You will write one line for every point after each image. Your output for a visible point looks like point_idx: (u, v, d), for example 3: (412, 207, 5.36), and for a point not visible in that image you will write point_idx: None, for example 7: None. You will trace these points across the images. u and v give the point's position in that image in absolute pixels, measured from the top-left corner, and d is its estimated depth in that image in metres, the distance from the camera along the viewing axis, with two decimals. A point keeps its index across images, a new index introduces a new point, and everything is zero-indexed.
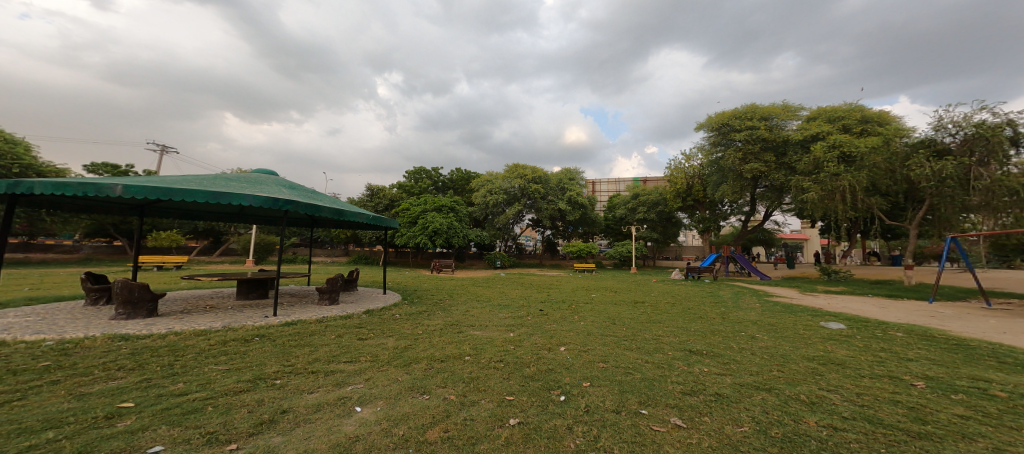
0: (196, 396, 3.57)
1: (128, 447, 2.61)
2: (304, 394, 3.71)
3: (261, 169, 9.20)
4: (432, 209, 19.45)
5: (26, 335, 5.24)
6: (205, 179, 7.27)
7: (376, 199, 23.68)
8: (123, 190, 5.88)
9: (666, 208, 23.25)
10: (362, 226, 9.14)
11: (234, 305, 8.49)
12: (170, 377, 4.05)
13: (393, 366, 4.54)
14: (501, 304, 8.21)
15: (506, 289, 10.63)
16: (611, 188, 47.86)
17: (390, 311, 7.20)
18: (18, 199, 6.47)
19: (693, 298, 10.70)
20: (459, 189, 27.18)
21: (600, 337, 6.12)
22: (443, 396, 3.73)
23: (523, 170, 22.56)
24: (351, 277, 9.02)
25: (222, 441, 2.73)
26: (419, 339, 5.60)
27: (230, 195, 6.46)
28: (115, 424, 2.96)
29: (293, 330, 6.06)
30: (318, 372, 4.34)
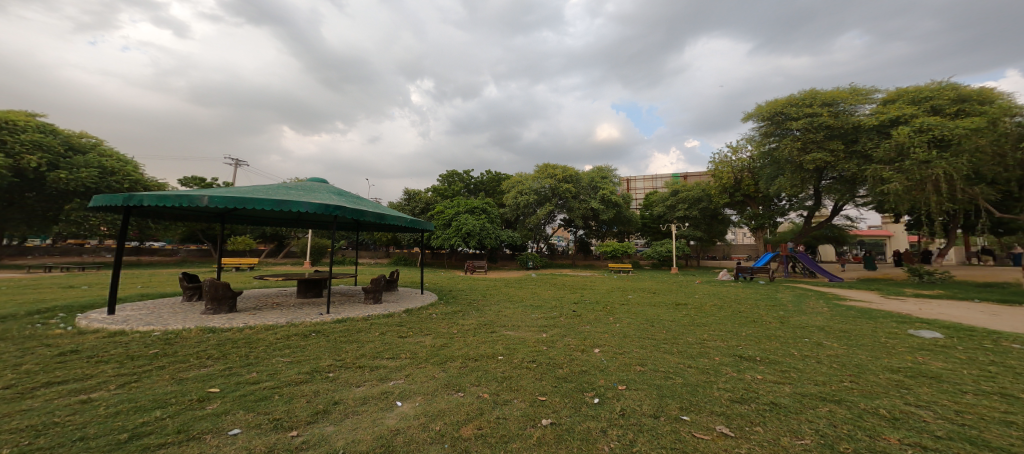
0: (266, 384, 4.01)
1: (214, 428, 3.00)
2: (352, 387, 4.01)
3: (314, 178, 10.00)
4: (465, 211, 19.89)
5: (136, 327, 6.10)
6: (270, 189, 8.07)
7: (414, 203, 24.62)
8: (207, 200, 6.68)
9: (709, 204, 21.91)
10: (401, 229, 9.58)
11: (294, 302, 9.27)
12: (245, 366, 4.56)
13: (431, 364, 4.75)
14: (534, 304, 8.22)
15: (539, 289, 10.63)
16: (646, 186, 45.98)
17: (429, 311, 7.50)
18: (131, 210, 7.58)
19: (742, 301, 10.00)
20: (491, 191, 27.59)
21: (638, 340, 5.96)
22: (477, 395, 3.84)
23: (555, 169, 22.35)
24: (394, 278, 9.52)
25: (286, 427, 3.05)
26: (455, 338, 5.80)
27: (290, 203, 7.10)
28: (205, 407, 3.40)
29: (343, 327, 6.54)
30: (364, 367, 4.67)
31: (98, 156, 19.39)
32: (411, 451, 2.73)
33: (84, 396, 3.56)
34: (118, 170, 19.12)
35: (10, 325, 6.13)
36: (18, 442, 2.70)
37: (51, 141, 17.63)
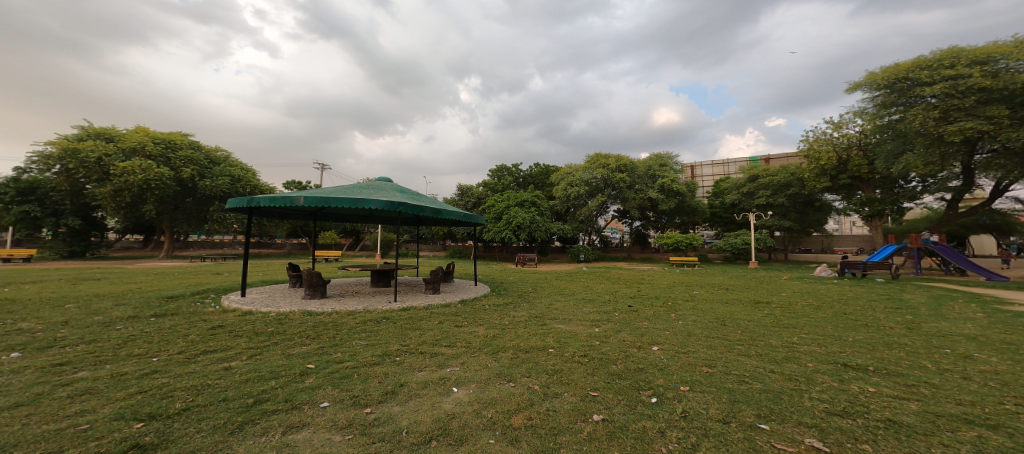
0: (348, 364, 4.48)
1: (312, 399, 3.44)
2: (414, 372, 4.30)
3: (380, 178, 10.80)
4: (515, 204, 20.00)
5: (257, 307, 7.20)
6: (347, 189, 8.91)
7: (466, 198, 25.36)
8: (303, 200, 7.64)
9: (800, 189, 19.43)
10: (455, 223, 9.95)
11: (369, 291, 10.22)
12: (333, 347, 5.13)
13: (485, 353, 4.86)
14: (587, 298, 8.06)
15: (591, 283, 10.36)
16: (717, 173, 41.97)
17: (481, 302, 7.72)
18: (254, 211, 8.96)
19: (841, 301, 8.65)
20: (540, 183, 27.44)
21: (704, 339, 5.49)
22: (528, 385, 3.78)
23: (605, 159, 21.41)
24: (450, 270, 9.95)
25: (362, 404, 3.37)
26: (506, 329, 5.90)
27: (363, 200, 7.76)
28: (304, 380, 3.91)
29: (408, 314, 7.03)
30: (425, 353, 4.97)
31: (230, 166, 23.29)
32: (464, 435, 2.82)
33: (226, 363, 4.30)
34: (243, 177, 22.60)
35: (181, 302, 7.67)
36: (185, 399, 3.33)
37: (199, 156, 21.35)
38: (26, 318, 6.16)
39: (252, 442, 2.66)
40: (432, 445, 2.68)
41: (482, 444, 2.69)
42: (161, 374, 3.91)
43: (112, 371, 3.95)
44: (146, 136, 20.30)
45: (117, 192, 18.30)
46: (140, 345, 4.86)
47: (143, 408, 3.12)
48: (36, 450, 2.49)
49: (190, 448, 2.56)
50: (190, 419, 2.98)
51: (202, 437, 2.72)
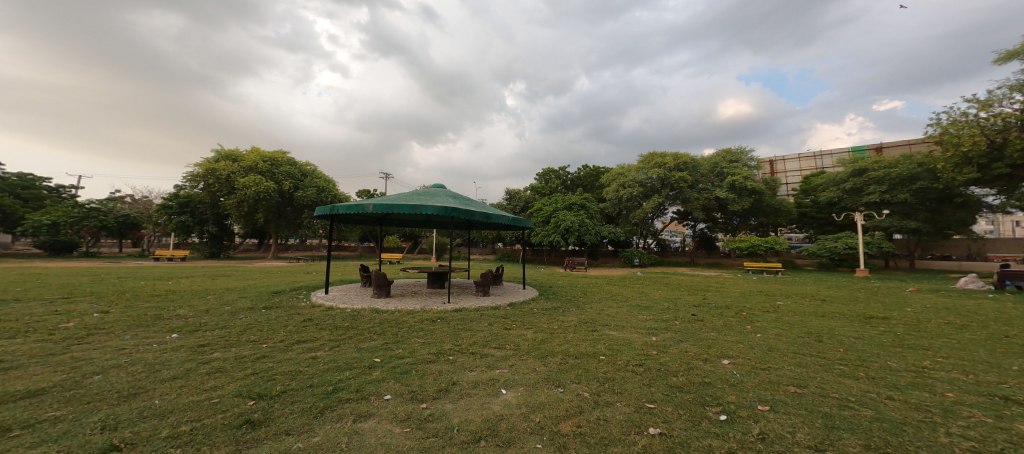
0: (407, 360, 4.72)
1: (380, 390, 3.68)
2: (466, 371, 4.39)
3: (434, 185, 11.25)
4: (563, 207, 19.71)
5: (336, 304, 7.91)
6: (407, 196, 9.42)
7: (513, 202, 25.53)
8: (371, 207, 8.21)
9: (932, 183, 15.46)
10: (504, 227, 10.03)
11: (426, 292, 10.70)
12: (396, 343, 5.44)
13: (533, 356, 4.81)
14: (642, 305, 7.64)
15: (648, 289, 9.79)
16: (808, 167, 37.36)
17: (530, 306, 7.66)
18: (334, 218, 9.87)
19: (998, 320, 6.88)
20: (590, 186, 26.80)
21: (789, 354, 4.79)
22: (577, 392, 3.63)
23: (661, 158, 20.25)
24: (500, 273, 10.04)
25: (419, 399, 3.52)
26: (555, 334, 5.79)
27: (420, 206, 8.12)
28: (372, 373, 4.18)
29: (460, 315, 7.24)
30: (476, 353, 5.05)
31: (319, 178, 25.79)
32: (511, 438, 2.80)
33: (314, 353, 4.76)
34: (326, 186, 25.10)
35: (284, 296, 8.73)
36: (283, 382, 3.73)
37: (294, 169, 23.94)
38: (182, 305, 7.42)
39: (328, 428, 2.87)
40: (481, 445, 2.69)
41: (529, 448, 2.66)
42: (268, 359, 4.43)
43: (232, 354, 4.55)
44: (258, 154, 23.41)
45: (237, 202, 21.34)
46: (255, 333, 5.59)
47: (255, 387, 3.56)
48: (185, 416, 2.94)
49: (287, 427, 2.85)
50: (286, 401, 3.32)
51: (294, 418, 3.01)
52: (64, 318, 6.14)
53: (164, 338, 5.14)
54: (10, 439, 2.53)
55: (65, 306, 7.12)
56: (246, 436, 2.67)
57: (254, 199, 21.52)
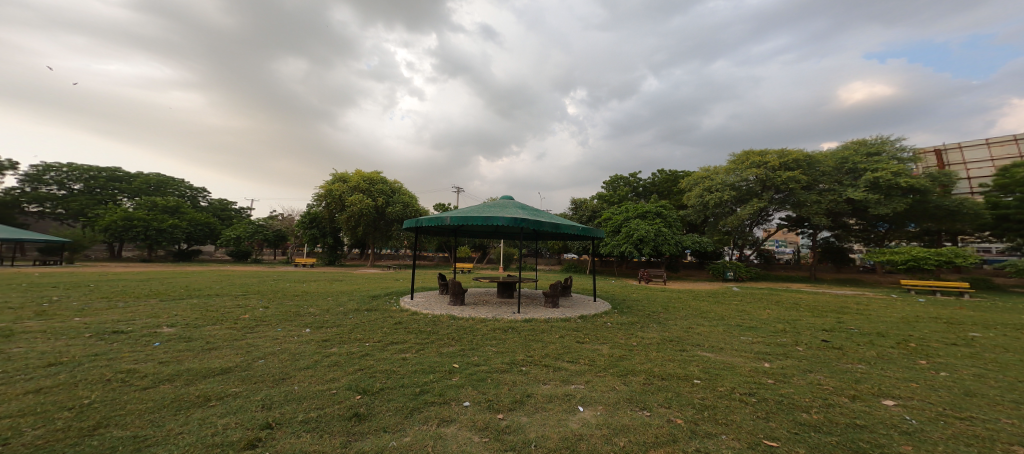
0: (482, 368, 4.81)
1: (461, 395, 3.82)
2: (540, 384, 4.33)
3: (503, 196, 11.50)
4: (635, 216, 18.80)
5: (420, 309, 8.46)
6: (480, 209, 9.76)
7: (580, 212, 25.08)
8: (449, 219, 8.65)
9: None
10: (574, 238, 9.80)
11: (497, 301, 10.94)
12: (471, 350, 5.59)
13: (611, 374, 4.55)
14: (746, 326, 6.80)
15: (748, 308, 8.70)
16: (1005, 155, 27.44)
17: (603, 319, 7.33)
18: (417, 231, 10.57)
19: None
20: (665, 192, 25.34)
21: (1008, 403, 3.62)
22: (667, 418, 3.30)
23: (760, 157, 18.14)
24: (568, 284, 9.83)
25: (495, 409, 3.54)
26: (635, 350, 5.37)
27: (492, 219, 8.31)
28: (451, 378, 4.33)
29: (529, 326, 7.21)
30: (549, 366, 4.97)
31: (405, 194, 28.17)
32: None
33: (403, 354, 5.10)
34: (411, 201, 27.40)
35: (378, 299, 9.64)
36: (381, 380, 4.04)
37: (386, 186, 26.52)
38: (311, 304, 8.63)
39: (416, 429, 3.03)
40: None
41: None
42: (370, 356, 4.87)
43: (343, 350, 5.10)
44: (359, 175, 26.46)
45: (343, 218, 24.49)
46: (360, 332, 6.21)
47: (360, 383, 3.92)
48: (310, 404, 3.33)
49: (384, 424, 3.06)
50: (383, 398, 3.59)
51: (390, 415, 3.23)
52: (241, 309, 7.56)
53: (300, 331, 5.98)
54: (210, 408, 3.14)
55: (243, 299, 8.84)
56: (354, 429, 2.93)
57: (357, 215, 24.42)
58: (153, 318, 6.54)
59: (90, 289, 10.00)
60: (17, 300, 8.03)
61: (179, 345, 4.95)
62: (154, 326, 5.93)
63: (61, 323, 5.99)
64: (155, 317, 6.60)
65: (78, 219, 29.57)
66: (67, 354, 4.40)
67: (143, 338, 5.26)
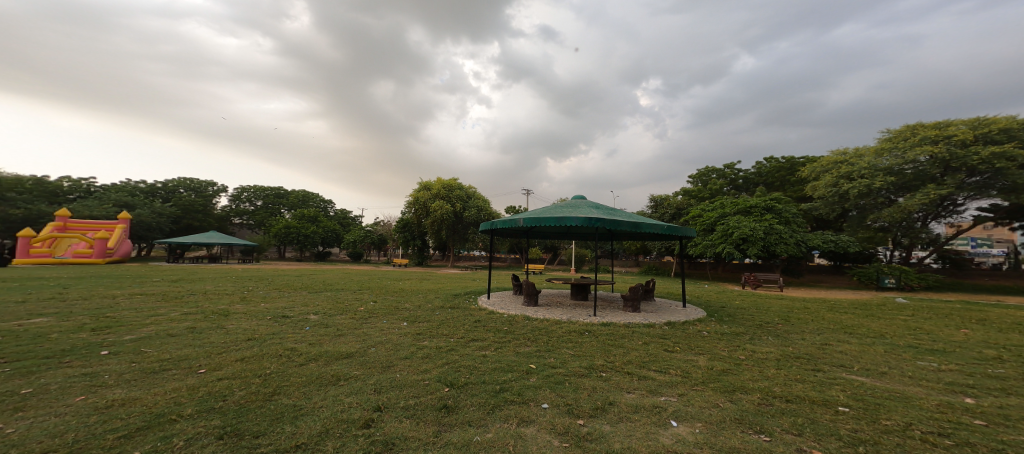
0: (560, 370, 4.69)
1: (541, 396, 3.77)
2: (624, 392, 4.06)
3: (576, 196, 11.22)
4: (736, 213, 16.70)
5: (496, 308, 8.67)
6: (552, 210, 9.63)
7: (663, 209, 23.31)
8: (523, 221, 8.71)
9: None
10: (657, 237, 9.15)
11: (572, 303, 10.69)
12: (548, 352, 5.51)
13: (712, 389, 4.08)
14: (929, 348, 5.33)
15: (933, 327, 6.91)
16: None
17: (697, 327, 6.66)
18: (491, 233, 10.83)
19: None
20: (775, 182, 22.63)
21: None
22: (796, 447, 2.82)
23: (939, 130, 14.39)
24: (650, 287, 9.22)
25: (575, 414, 3.40)
26: (743, 364, 4.72)
27: (565, 219, 8.14)
28: (528, 378, 4.30)
29: (608, 330, 6.88)
30: (632, 374, 4.66)
31: (479, 199, 29.21)
32: None
33: (484, 352, 5.22)
34: (485, 206, 28.40)
35: (459, 298, 10.15)
36: (466, 375, 4.17)
37: (462, 192, 27.82)
38: (407, 300, 9.48)
39: (498, 426, 3.04)
40: None
41: None
42: (455, 352, 5.08)
43: (434, 343, 5.42)
44: (440, 182, 28.07)
45: (428, 223, 26.37)
46: (447, 328, 6.55)
47: (448, 376, 4.09)
48: (408, 392, 3.56)
49: (468, 418, 3.13)
50: (468, 392, 3.68)
51: (474, 410, 3.30)
52: (359, 302, 8.67)
53: (399, 324, 6.56)
54: (340, 387, 3.57)
55: (358, 293, 10.14)
56: (444, 420, 3.05)
57: (439, 220, 26.12)
58: (305, 306, 7.78)
59: (269, 280, 12.76)
60: (230, 287, 10.68)
61: (320, 330, 5.79)
62: (305, 313, 7.00)
63: (251, 306, 7.49)
64: (306, 305, 7.90)
65: (260, 227, 38.75)
66: (258, 332, 5.46)
67: (298, 322, 6.24)
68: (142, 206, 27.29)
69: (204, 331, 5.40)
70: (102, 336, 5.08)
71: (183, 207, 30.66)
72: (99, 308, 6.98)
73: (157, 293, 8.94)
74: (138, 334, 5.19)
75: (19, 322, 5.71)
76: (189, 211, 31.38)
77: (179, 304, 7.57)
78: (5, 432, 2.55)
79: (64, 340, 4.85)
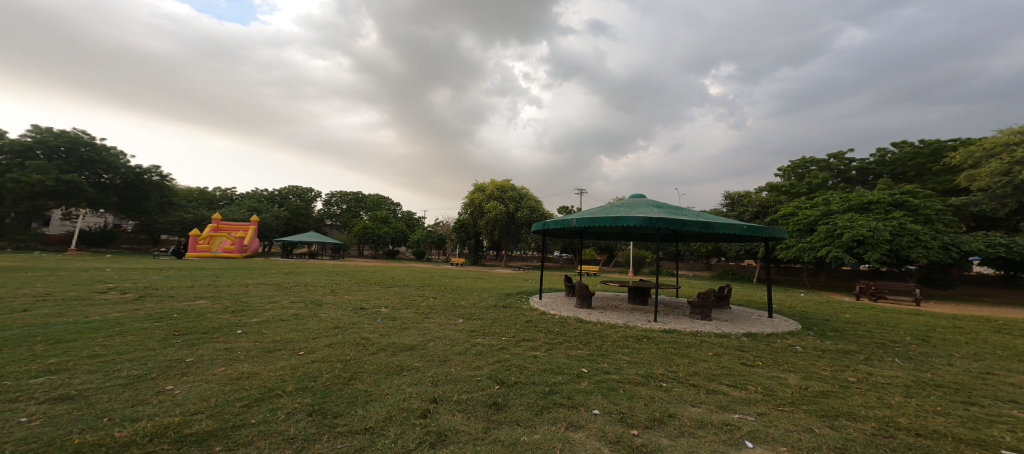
0: (613, 376, 4.40)
1: (595, 402, 3.53)
2: (687, 406, 3.67)
3: (634, 195, 10.63)
4: (857, 209, 14.56)
5: (548, 309, 8.50)
6: (608, 210, 9.21)
7: (742, 207, 21.21)
8: (576, 221, 8.44)
9: None
10: (733, 239, 8.31)
11: (628, 307, 10.13)
12: (601, 356, 5.22)
13: (805, 412, 3.54)
14: None
15: None
16: None
17: (783, 341, 5.88)
18: (544, 234, 10.66)
19: None
20: (899, 171, 19.37)
21: None
22: None
23: None
24: (723, 294, 8.39)
25: (628, 423, 3.12)
26: (849, 388, 4.03)
27: (622, 219, 7.72)
28: (580, 382, 4.07)
29: (671, 338, 6.38)
30: (699, 387, 4.22)
31: (532, 199, 29.20)
32: None
33: (534, 352, 5.08)
34: (537, 206, 28.34)
35: (512, 297, 10.15)
36: (515, 374, 4.08)
37: (515, 192, 28.03)
38: (464, 297, 9.71)
39: (545, 428, 2.89)
40: None
41: None
42: (506, 350, 5.01)
43: (486, 341, 5.42)
44: (494, 183, 28.57)
45: (481, 223, 26.89)
46: (499, 326, 6.53)
47: (498, 374, 4.03)
48: (460, 386, 3.56)
49: (516, 417, 3.02)
50: (517, 392, 3.58)
51: (522, 410, 3.18)
52: (422, 297, 9.08)
53: (455, 321, 6.68)
54: (402, 376, 3.68)
55: (421, 289, 10.63)
56: (494, 417, 2.98)
57: (493, 220, 26.57)
58: (378, 299, 8.32)
59: (353, 275, 14.02)
60: (323, 280, 11.92)
61: (390, 322, 6.11)
62: (378, 306, 7.46)
63: (337, 298, 8.19)
64: (380, 298, 8.45)
65: (343, 228, 42.96)
66: (342, 321, 5.90)
67: (372, 314, 6.66)
68: (266, 211, 32.19)
69: (304, 318, 5.98)
70: (238, 317, 5.85)
71: (291, 210, 35.41)
72: (232, 294, 8.14)
73: (273, 283, 10.23)
74: (261, 318, 5.88)
75: (188, 303, 6.89)
76: (297, 214, 35.95)
77: (286, 293, 8.61)
78: (172, 393, 2.98)
79: (215, 319, 5.67)
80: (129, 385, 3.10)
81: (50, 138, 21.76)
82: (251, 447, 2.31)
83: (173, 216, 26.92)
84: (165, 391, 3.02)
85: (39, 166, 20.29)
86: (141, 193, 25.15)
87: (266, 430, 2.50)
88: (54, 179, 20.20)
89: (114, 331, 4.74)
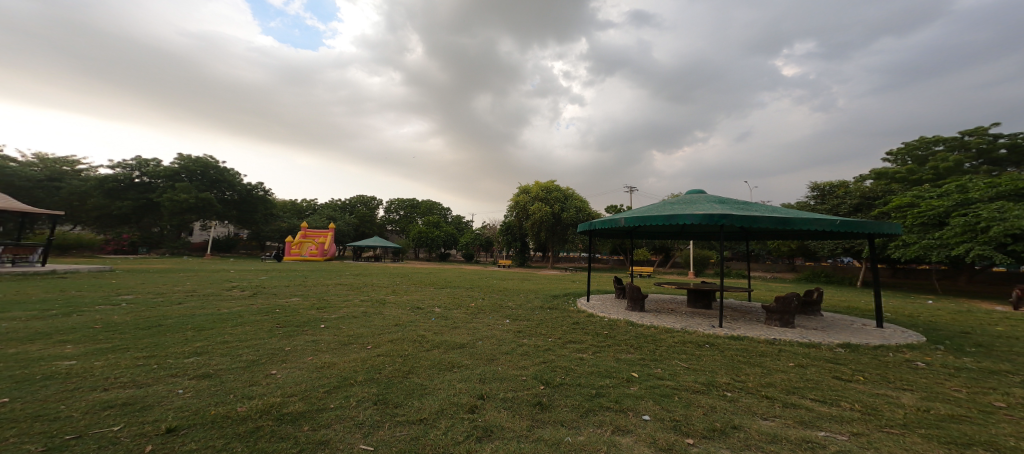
0: (668, 383, 4.01)
1: (650, 407, 3.21)
2: (757, 418, 3.20)
3: (691, 191, 9.87)
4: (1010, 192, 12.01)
5: (596, 311, 8.12)
6: (662, 207, 8.63)
7: (838, 199, 18.87)
8: (625, 221, 8.00)
9: None
10: (819, 236, 7.34)
11: (687, 311, 9.38)
12: (654, 361, 4.82)
13: (922, 435, 2.92)
14: None
15: None
16: None
17: (893, 356, 5.00)
18: (592, 234, 10.25)
19: None
20: None
21: None
22: None
23: None
24: (811, 300, 7.41)
25: (684, 432, 2.78)
26: (990, 415, 3.29)
27: (677, 217, 7.17)
28: (630, 387, 3.76)
29: (741, 346, 5.74)
30: (774, 399, 3.69)
31: (578, 200, 28.65)
32: None
33: (581, 355, 4.83)
34: (584, 207, 27.74)
35: (558, 298, 9.89)
36: (561, 375, 3.87)
37: (560, 193, 27.61)
38: (510, 298, 9.64)
39: (591, 431, 2.66)
40: None
41: None
42: (551, 352, 4.81)
43: (533, 342, 5.25)
44: (538, 186, 28.36)
45: (527, 225, 26.87)
46: (545, 328, 6.34)
47: (544, 374, 3.85)
48: (502, 385, 3.42)
49: (561, 418, 2.83)
50: (562, 393, 3.37)
51: (567, 411, 2.98)
52: (471, 298, 9.18)
53: (502, 321, 6.60)
54: (452, 373, 3.65)
55: (470, 290, 10.76)
56: (538, 416, 2.81)
57: (539, 222, 26.39)
58: (433, 299, 8.53)
59: (416, 276, 14.62)
60: (389, 281, 12.56)
61: (442, 321, 6.19)
62: (432, 306, 7.61)
63: (398, 297, 8.52)
64: (434, 298, 8.66)
65: (400, 232, 45.29)
66: (401, 319, 6.09)
67: (426, 313, 6.81)
68: (341, 218, 34.97)
69: (371, 315, 6.25)
70: (322, 313, 6.28)
71: (360, 217, 38.05)
72: (317, 293, 8.80)
73: (349, 283, 10.95)
74: (339, 314, 6.26)
75: (286, 299, 7.58)
76: (365, 221, 38.51)
77: (354, 292, 9.15)
78: (277, 377, 3.19)
79: (305, 314, 6.10)
80: (249, 367, 3.39)
81: (189, 163, 25.22)
82: (329, 429, 2.36)
83: (274, 225, 30.34)
84: (271, 375, 3.24)
85: (184, 187, 23.79)
86: (252, 206, 28.87)
87: (342, 414, 2.56)
88: (193, 197, 23.67)
89: (237, 322, 5.28)
